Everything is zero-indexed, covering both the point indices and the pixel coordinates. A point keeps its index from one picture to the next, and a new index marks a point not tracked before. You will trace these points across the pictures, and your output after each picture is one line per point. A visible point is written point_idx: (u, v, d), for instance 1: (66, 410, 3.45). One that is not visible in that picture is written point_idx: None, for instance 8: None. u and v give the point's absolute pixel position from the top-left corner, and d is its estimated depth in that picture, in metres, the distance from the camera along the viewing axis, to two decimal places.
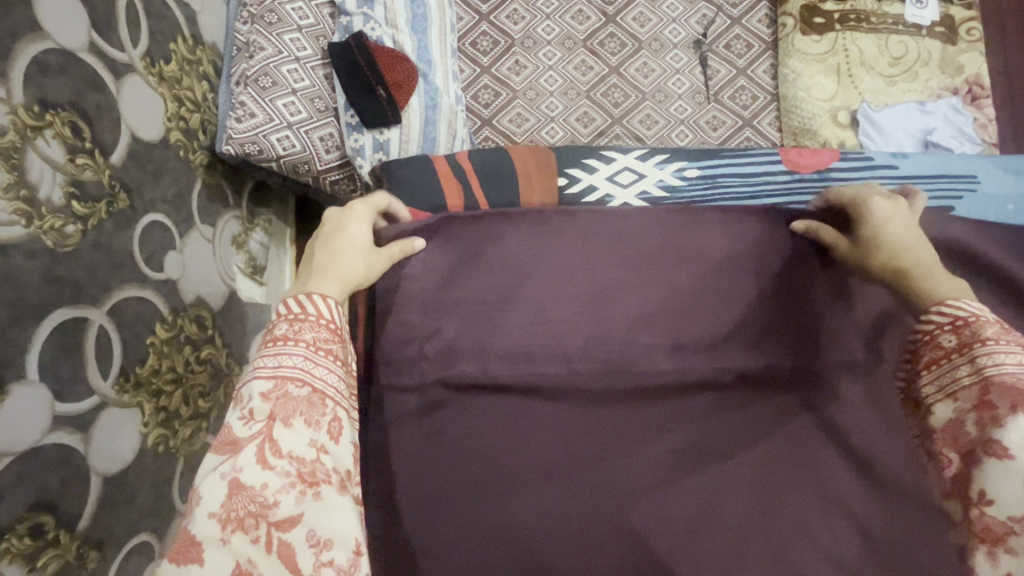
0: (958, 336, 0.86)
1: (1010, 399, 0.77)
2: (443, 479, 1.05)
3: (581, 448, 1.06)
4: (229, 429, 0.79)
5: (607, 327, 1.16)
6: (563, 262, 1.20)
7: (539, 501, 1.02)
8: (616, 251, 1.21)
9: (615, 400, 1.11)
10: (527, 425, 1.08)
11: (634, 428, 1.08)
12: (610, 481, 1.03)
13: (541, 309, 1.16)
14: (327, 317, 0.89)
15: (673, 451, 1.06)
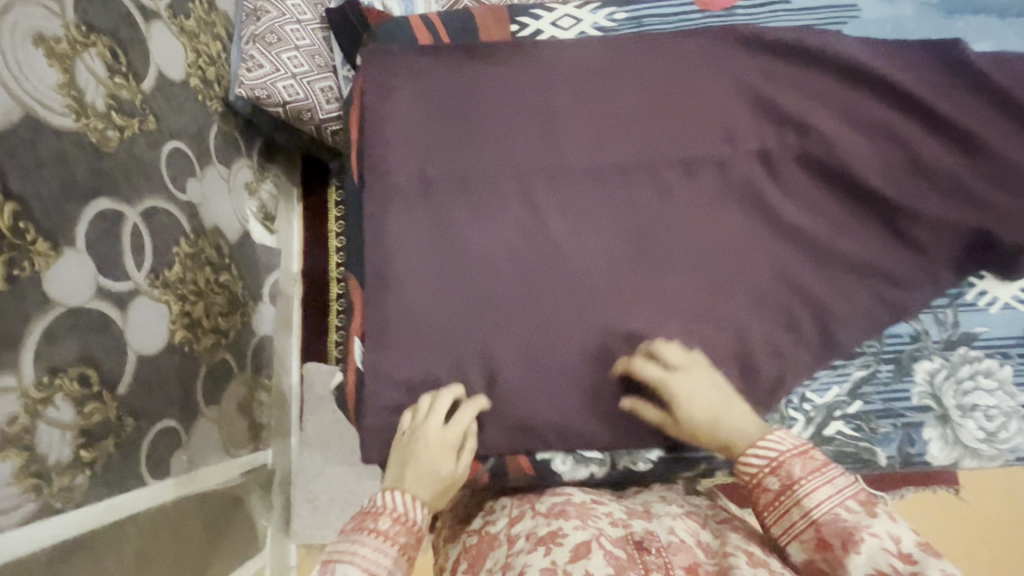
0: (782, 481, 0.62)
1: (841, 540, 0.58)
2: (421, 301, 0.82)
3: (552, 233, 0.84)
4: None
5: (598, 166, 0.86)
6: (548, 99, 0.87)
7: (548, 321, 0.81)
8: (617, 76, 0.88)
9: (601, 150, 0.87)
10: (493, 204, 0.85)
11: (622, 208, 0.85)
12: (603, 264, 0.84)
13: (515, 158, 0.86)
14: (410, 519, 0.65)
15: (675, 265, 0.83)
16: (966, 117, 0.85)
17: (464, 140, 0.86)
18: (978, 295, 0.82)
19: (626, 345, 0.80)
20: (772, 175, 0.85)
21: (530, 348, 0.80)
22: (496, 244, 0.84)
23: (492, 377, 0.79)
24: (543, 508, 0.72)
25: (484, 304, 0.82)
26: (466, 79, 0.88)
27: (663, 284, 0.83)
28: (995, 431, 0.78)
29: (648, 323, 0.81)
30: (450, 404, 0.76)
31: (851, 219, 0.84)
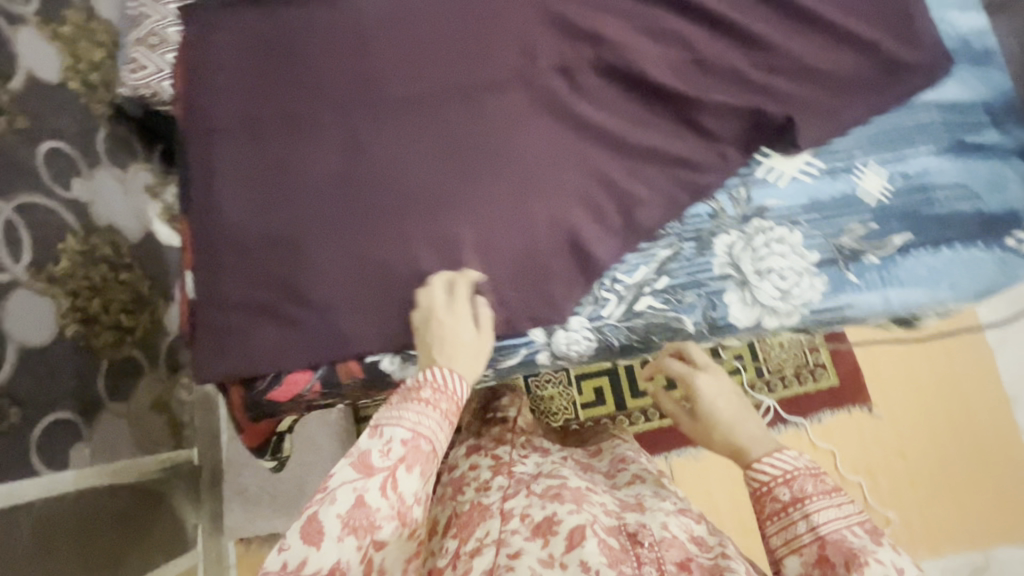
0: (793, 496, 0.62)
1: (843, 558, 0.56)
2: (248, 229, 0.86)
3: (374, 152, 0.89)
4: (370, 455, 0.64)
5: (411, 90, 0.92)
6: (358, 32, 0.93)
7: (371, 234, 0.86)
8: (423, 7, 0.94)
9: (414, 76, 0.92)
10: (313, 133, 0.90)
11: (438, 125, 0.91)
12: (421, 177, 0.89)
13: (332, 89, 0.91)
14: (450, 390, 0.70)
15: (490, 170, 0.89)
16: (739, 13, 0.94)
17: (283, 80, 0.91)
18: (766, 172, 0.90)
19: (447, 249, 0.86)
20: (572, 84, 0.92)
21: (355, 260, 0.85)
22: (318, 169, 0.88)
23: (320, 291, 0.83)
24: (539, 489, 0.73)
25: (309, 226, 0.86)
26: (284, 26, 0.93)
27: (479, 189, 0.88)
28: (789, 289, 0.85)
29: (467, 228, 0.87)
30: (333, 315, 0.83)
31: (647, 113, 0.91)
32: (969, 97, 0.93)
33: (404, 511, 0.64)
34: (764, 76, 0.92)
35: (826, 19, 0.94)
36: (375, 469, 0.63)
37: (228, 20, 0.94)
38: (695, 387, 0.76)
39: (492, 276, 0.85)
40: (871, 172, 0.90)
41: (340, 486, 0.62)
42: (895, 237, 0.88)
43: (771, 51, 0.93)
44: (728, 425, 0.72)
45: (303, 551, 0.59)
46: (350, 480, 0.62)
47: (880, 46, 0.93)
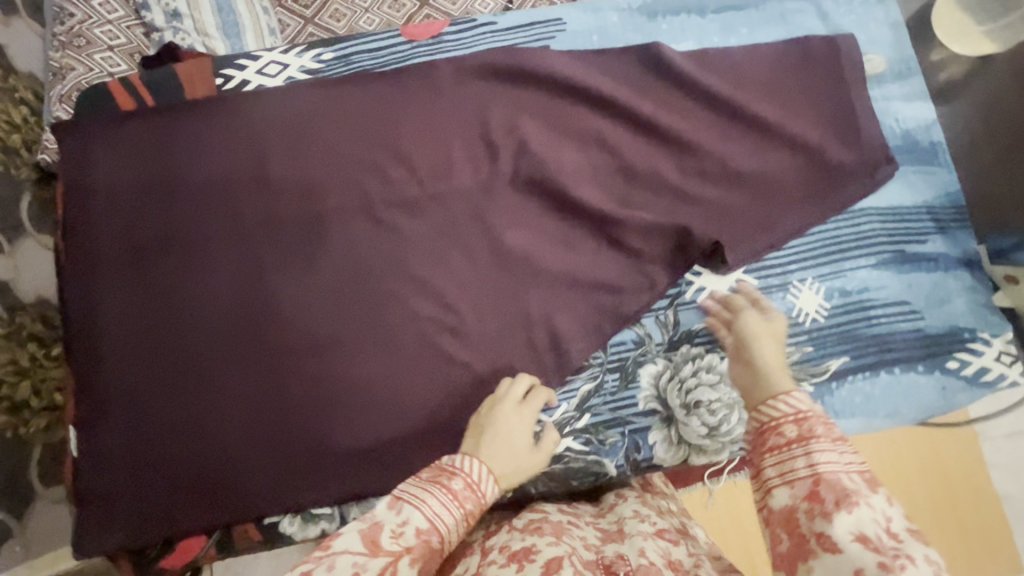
0: (800, 431, 0.54)
1: (835, 495, 0.48)
2: (135, 374, 0.79)
3: (276, 280, 0.83)
4: (379, 530, 0.54)
5: (315, 209, 0.85)
6: (255, 148, 0.86)
7: (270, 376, 0.80)
8: (327, 120, 0.87)
9: (317, 195, 0.85)
10: (207, 262, 0.83)
11: (344, 248, 0.84)
12: (325, 309, 0.82)
13: (227, 210, 0.84)
14: (480, 490, 0.59)
15: (401, 301, 0.83)
16: (667, 115, 0.88)
17: (173, 203, 0.84)
18: (696, 292, 0.84)
19: (353, 391, 0.80)
20: (489, 200, 0.86)
21: (253, 407, 0.79)
22: (211, 304, 0.82)
23: (213, 444, 0.77)
24: (521, 523, 0.65)
25: (203, 370, 0.80)
26: (173, 138, 0.86)
27: (387, 322, 0.82)
28: (717, 424, 0.80)
29: (375, 366, 0.81)
30: (232, 468, 0.77)
31: (569, 230, 0.85)
32: (912, 199, 0.88)
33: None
34: (695, 184, 0.86)
35: (760, 118, 0.87)
36: (381, 549, 0.53)
37: (110, 138, 0.86)
38: (745, 322, 0.73)
39: (404, 419, 0.80)
40: (807, 289, 0.85)
41: (342, 553, 0.52)
42: (831, 361, 0.82)
43: (702, 155, 0.87)
44: (763, 356, 0.66)
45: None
46: (354, 552, 0.52)
47: (816, 147, 0.87)
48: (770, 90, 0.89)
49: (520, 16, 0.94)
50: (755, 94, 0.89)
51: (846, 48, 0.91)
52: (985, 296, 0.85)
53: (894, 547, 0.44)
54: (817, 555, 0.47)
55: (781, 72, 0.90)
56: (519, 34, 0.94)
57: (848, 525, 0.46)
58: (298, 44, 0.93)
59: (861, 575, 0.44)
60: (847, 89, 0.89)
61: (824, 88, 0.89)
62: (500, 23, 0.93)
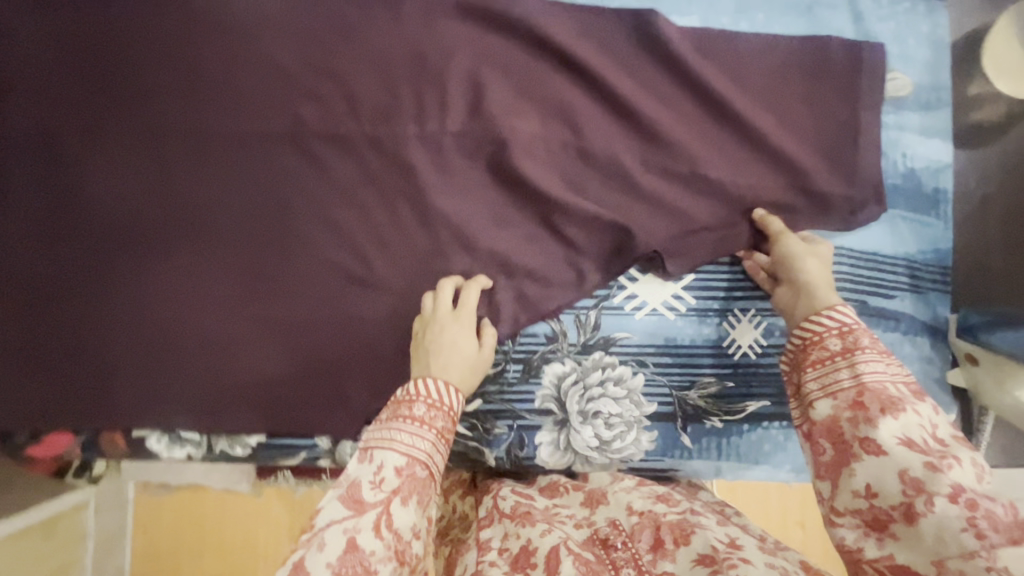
0: (845, 344, 0.56)
1: (880, 403, 0.51)
2: (34, 258, 0.77)
3: (189, 193, 0.78)
4: (359, 485, 0.53)
5: (242, 125, 0.78)
6: (191, 46, 0.79)
7: (167, 291, 0.76)
8: (274, 30, 0.79)
9: (249, 111, 0.79)
10: (125, 158, 0.78)
11: (266, 174, 0.78)
12: (235, 233, 0.77)
13: (151, 109, 0.78)
14: (446, 405, 0.61)
15: (312, 243, 0.77)
16: (645, 98, 0.78)
17: (101, 89, 0.78)
18: (626, 299, 0.78)
19: (246, 325, 0.76)
20: (428, 152, 0.78)
21: (143, 318, 0.76)
22: (120, 203, 0.77)
23: (96, 346, 0.75)
24: (508, 509, 0.61)
25: (100, 269, 0.76)
26: (115, 18, 0.79)
27: (294, 263, 0.77)
28: (610, 439, 0.76)
29: (274, 305, 0.76)
30: (108, 377, 0.75)
31: (507, 205, 0.78)
32: (893, 248, 0.78)
33: (402, 549, 0.52)
34: (656, 182, 0.77)
35: (747, 122, 0.77)
36: (367, 504, 0.52)
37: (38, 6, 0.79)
38: (781, 241, 0.71)
39: (290, 365, 0.76)
40: (747, 321, 0.78)
41: (328, 527, 0.50)
42: (750, 403, 0.77)
43: (673, 151, 0.77)
44: (809, 271, 0.66)
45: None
46: (340, 519, 0.51)
47: (801, 169, 0.77)
48: (768, 93, 0.78)
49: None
50: (750, 94, 0.78)
51: (870, 61, 0.78)
52: (939, 371, 0.78)
53: (939, 450, 0.48)
54: (859, 458, 0.50)
55: (787, 74, 0.78)
56: None
57: (893, 430, 0.49)
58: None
59: (907, 469, 0.47)
60: (858, 108, 0.78)
61: (830, 102, 0.78)
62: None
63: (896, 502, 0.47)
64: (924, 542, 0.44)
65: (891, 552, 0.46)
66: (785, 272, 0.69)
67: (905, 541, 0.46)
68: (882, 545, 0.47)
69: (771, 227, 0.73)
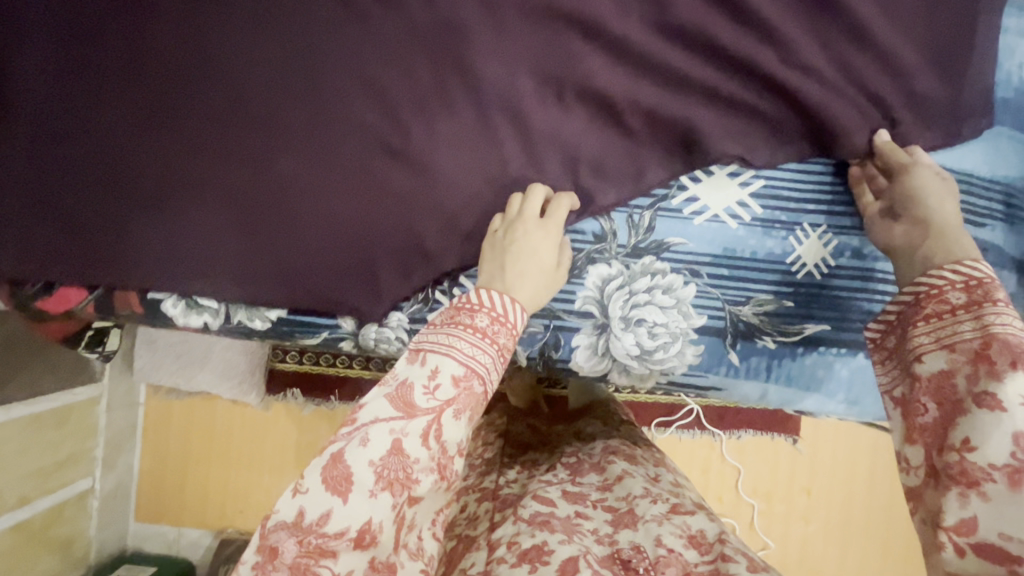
0: (971, 298, 0.50)
1: (1011, 356, 0.46)
2: (53, 102, 0.71)
3: (214, 43, 0.71)
4: (411, 390, 0.53)
5: None
6: None
7: (190, 150, 0.71)
8: None
9: None
10: (153, 1, 0.71)
11: (302, 25, 0.70)
12: (263, 93, 0.71)
13: None
14: (509, 322, 0.58)
15: (347, 107, 0.70)
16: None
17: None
18: (685, 202, 0.71)
19: (273, 195, 0.70)
20: (483, 15, 0.70)
21: (165, 175, 0.71)
22: (147, 49, 0.71)
23: (114, 199, 0.70)
24: (526, 515, 0.62)
25: (124, 119, 0.71)
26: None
27: (326, 127, 0.70)
28: (652, 350, 0.70)
29: (302, 174, 0.70)
30: (122, 236, 0.70)
31: (566, 84, 0.70)
32: (991, 171, 0.70)
33: (445, 462, 0.54)
34: (736, 71, 0.69)
35: (851, 10, 0.67)
36: (416, 411, 0.52)
37: None
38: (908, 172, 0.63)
39: (316, 238, 0.70)
40: (816, 237, 0.70)
41: (373, 424, 0.51)
42: (809, 326, 0.70)
43: (761, 36, 0.68)
44: (940, 212, 0.57)
45: (324, 500, 0.49)
46: (387, 420, 0.52)
47: (902, 69, 0.68)
48: None
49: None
50: None
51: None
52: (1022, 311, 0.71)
53: None
54: (969, 413, 0.47)
55: None
56: None
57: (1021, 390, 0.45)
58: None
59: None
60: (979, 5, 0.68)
61: None
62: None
63: (997, 462, 0.44)
64: (1017, 511, 0.42)
65: (975, 513, 0.44)
66: (905, 209, 0.61)
67: (999, 503, 0.43)
68: (966, 502, 0.44)
69: (897, 155, 0.64)
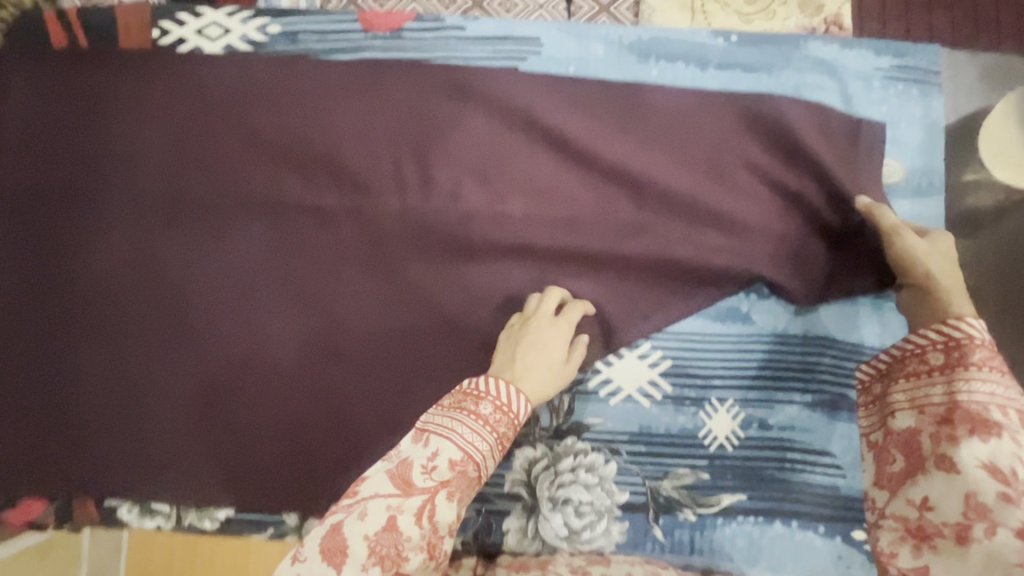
0: (948, 361, 0.57)
1: (970, 423, 0.51)
2: (12, 324, 0.77)
3: (167, 266, 0.78)
4: (410, 468, 0.56)
5: (224, 201, 0.79)
6: (178, 124, 0.80)
7: (143, 364, 0.76)
8: (259, 104, 0.80)
9: (232, 187, 0.79)
10: (107, 231, 0.78)
11: (246, 248, 0.78)
12: (210, 308, 0.77)
13: (133, 182, 0.79)
14: (512, 412, 0.61)
15: (286, 318, 0.77)
16: (628, 175, 0.77)
17: (90, 160, 0.79)
18: (600, 384, 0.76)
19: (225, 400, 0.76)
20: (407, 229, 0.78)
21: (122, 386, 0.76)
22: (103, 273, 0.78)
23: (76, 416, 0.76)
24: (506, 563, 0.66)
25: (82, 340, 0.77)
26: (105, 90, 0.80)
27: (269, 337, 0.77)
28: (579, 528, 0.74)
29: (249, 381, 0.76)
30: (82, 448, 0.76)
31: (483, 282, 0.77)
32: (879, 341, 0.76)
33: (434, 543, 0.54)
34: (636, 266, 0.76)
35: (731, 211, 0.76)
36: (415, 489, 0.55)
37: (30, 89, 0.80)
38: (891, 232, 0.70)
39: (261, 440, 0.76)
40: (724, 411, 0.76)
41: (372, 498, 0.55)
42: (725, 495, 0.75)
43: (654, 235, 0.76)
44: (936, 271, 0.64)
45: (320, 571, 0.51)
46: (384, 496, 0.55)
47: (783, 253, 0.76)
48: (756, 172, 0.77)
49: (496, 26, 0.82)
50: (735, 180, 0.77)
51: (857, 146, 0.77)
52: None
53: None
54: (929, 473, 0.53)
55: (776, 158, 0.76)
56: (489, 44, 0.81)
57: (977, 454, 0.50)
58: (244, 5, 0.82)
59: (975, 495, 0.48)
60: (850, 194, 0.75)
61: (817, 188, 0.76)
62: (470, 29, 0.81)
63: (951, 521, 0.49)
64: (960, 566, 0.47)
65: (926, 563, 0.50)
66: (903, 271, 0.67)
67: (945, 553, 0.48)
68: (918, 553, 0.50)
69: (880, 219, 0.71)
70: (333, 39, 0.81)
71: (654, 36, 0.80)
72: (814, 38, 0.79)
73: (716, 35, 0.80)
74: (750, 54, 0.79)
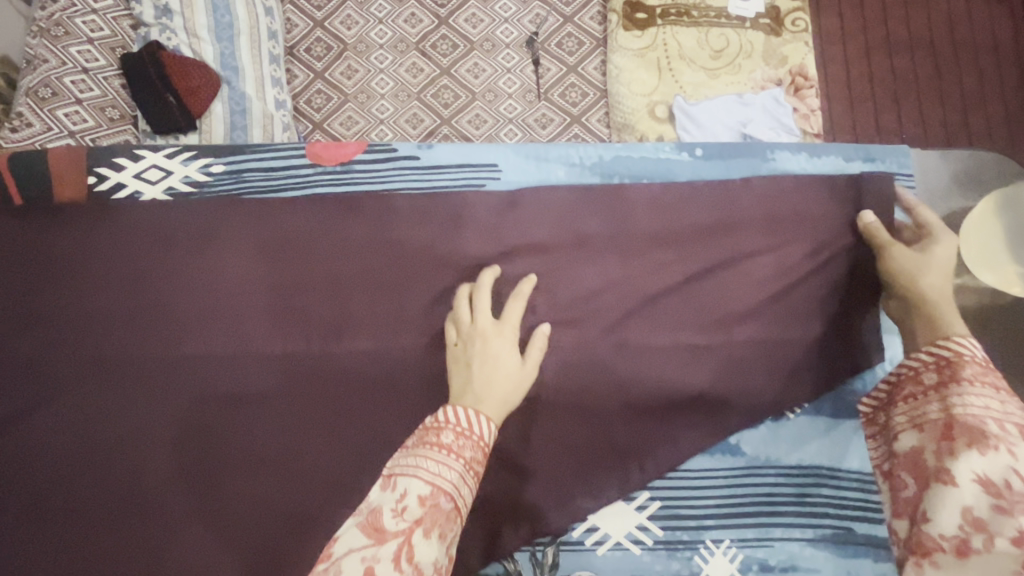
0: (941, 377, 0.61)
1: (968, 436, 0.56)
2: None
3: (113, 428, 0.71)
4: (380, 514, 0.54)
5: (176, 351, 0.73)
6: (125, 270, 0.75)
7: (85, 542, 0.68)
8: (211, 247, 0.76)
9: (182, 332, 0.74)
10: (48, 394, 0.72)
11: (201, 404, 0.72)
12: (160, 474, 0.70)
13: (76, 333, 0.73)
14: (476, 434, 0.59)
15: (244, 481, 0.70)
16: (610, 296, 0.75)
17: (32, 318, 0.74)
18: (586, 532, 0.71)
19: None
20: (375, 369, 0.73)
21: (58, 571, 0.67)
22: (44, 444, 0.71)
23: None
24: None
25: (18, 523, 0.68)
26: (52, 238, 0.76)
27: (225, 503, 0.70)
28: None
29: (199, 562, 0.68)
30: None
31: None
32: (873, 464, 0.72)
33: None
34: (619, 394, 0.72)
35: (710, 329, 0.74)
36: (386, 533, 0.52)
37: None
38: (889, 252, 0.71)
39: None
40: (721, 553, 0.70)
41: (345, 555, 0.52)
42: None
43: (634, 358, 0.73)
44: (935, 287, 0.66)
45: None
46: (358, 548, 0.52)
47: (779, 369, 0.73)
48: (732, 287, 0.75)
49: (452, 152, 0.82)
50: (712, 296, 0.75)
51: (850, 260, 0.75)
52: None
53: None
54: (935, 486, 0.57)
55: (751, 273, 0.75)
56: (447, 168, 0.81)
57: (974, 467, 0.55)
58: (186, 146, 0.81)
59: (971, 508, 0.53)
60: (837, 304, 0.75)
61: (794, 300, 0.75)
62: (425, 157, 0.81)
63: (948, 535, 0.54)
64: None
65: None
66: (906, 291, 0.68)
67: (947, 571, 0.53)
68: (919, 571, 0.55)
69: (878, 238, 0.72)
70: (284, 176, 0.80)
71: (615, 153, 0.82)
72: (780, 149, 0.81)
73: (681, 149, 0.82)
74: (716, 167, 0.81)
